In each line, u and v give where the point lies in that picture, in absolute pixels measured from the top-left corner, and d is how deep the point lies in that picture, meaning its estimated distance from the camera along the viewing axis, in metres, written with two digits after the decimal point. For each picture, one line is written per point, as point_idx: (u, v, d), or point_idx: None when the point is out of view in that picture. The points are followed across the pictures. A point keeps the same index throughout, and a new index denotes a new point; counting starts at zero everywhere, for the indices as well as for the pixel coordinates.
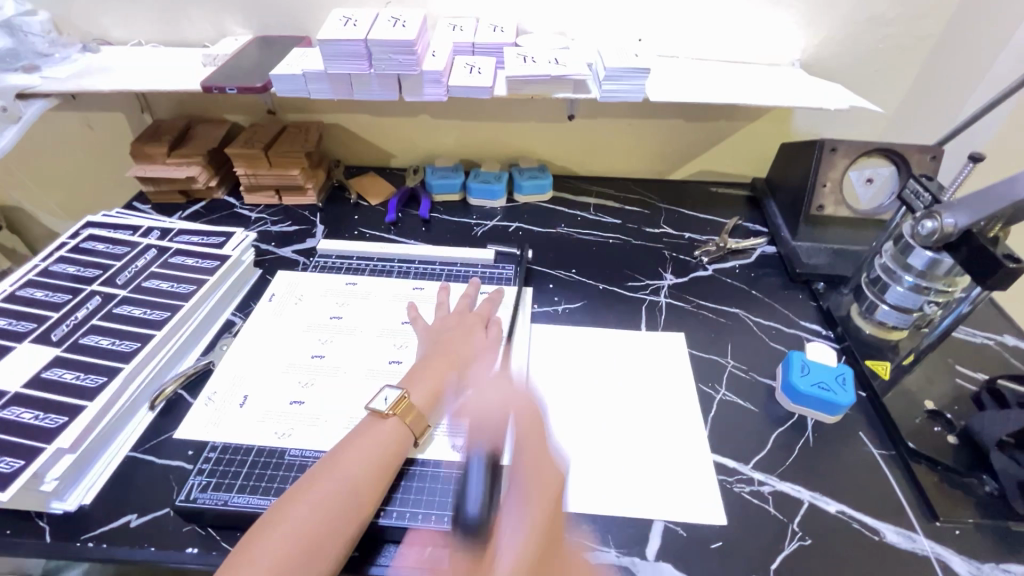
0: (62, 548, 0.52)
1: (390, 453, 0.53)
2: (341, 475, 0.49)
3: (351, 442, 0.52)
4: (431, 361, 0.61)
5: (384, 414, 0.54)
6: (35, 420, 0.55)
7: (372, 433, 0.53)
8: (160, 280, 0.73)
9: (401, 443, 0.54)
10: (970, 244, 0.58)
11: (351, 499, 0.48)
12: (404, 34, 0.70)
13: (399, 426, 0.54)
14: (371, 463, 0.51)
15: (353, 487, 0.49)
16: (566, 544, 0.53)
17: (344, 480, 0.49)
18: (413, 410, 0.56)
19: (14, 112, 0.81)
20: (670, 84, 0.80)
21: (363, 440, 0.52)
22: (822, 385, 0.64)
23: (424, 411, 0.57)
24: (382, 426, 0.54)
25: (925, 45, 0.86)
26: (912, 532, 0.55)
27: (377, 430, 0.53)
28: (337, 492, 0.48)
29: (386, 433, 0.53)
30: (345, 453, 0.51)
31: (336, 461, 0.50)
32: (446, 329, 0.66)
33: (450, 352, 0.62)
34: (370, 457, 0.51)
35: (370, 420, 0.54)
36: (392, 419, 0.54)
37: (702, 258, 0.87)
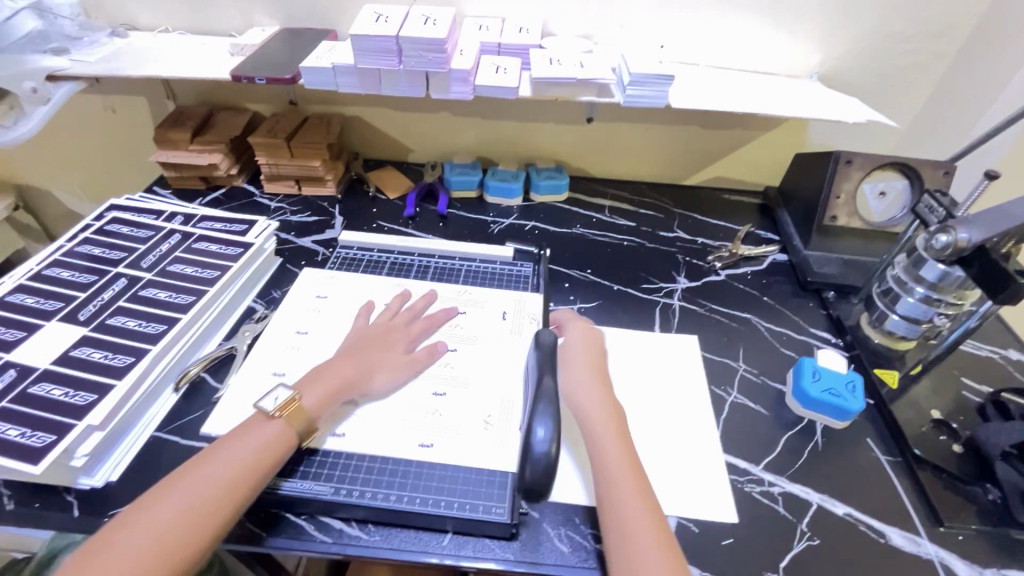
0: (90, 523, 0.53)
1: (267, 454, 0.52)
2: (211, 477, 0.49)
3: (231, 440, 0.52)
4: (331, 364, 0.60)
5: (269, 415, 0.54)
6: (65, 397, 0.57)
7: (250, 434, 0.53)
8: (184, 265, 0.74)
9: (285, 438, 0.54)
10: (982, 259, 0.59)
11: (219, 495, 0.48)
12: (435, 32, 0.71)
13: (285, 427, 0.54)
14: (243, 464, 0.50)
15: (223, 486, 0.49)
16: (582, 536, 0.54)
17: (206, 484, 0.48)
18: (305, 409, 0.56)
19: (44, 95, 0.82)
20: (691, 92, 0.82)
21: (243, 441, 0.52)
22: (832, 391, 0.65)
23: (322, 409, 0.57)
24: (266, 427, 0.54)
25: (941, 62, 0.88)
26: (915, 535, 0.56)
27: (262, 429, 0.53)
28: (203, 486, 0.48)
29: (266, 436, 0.53)
30: (227, 446, 0.52)
31: (216, 455, 0.51)
32: (365, 331, 0.67)
33: (357, 359, 0.62)
34: (252, 453, 0.51)
35: (255, 419, 0.54)
36: (277, 420, 0.54)
37: (715, 263, 0.89)
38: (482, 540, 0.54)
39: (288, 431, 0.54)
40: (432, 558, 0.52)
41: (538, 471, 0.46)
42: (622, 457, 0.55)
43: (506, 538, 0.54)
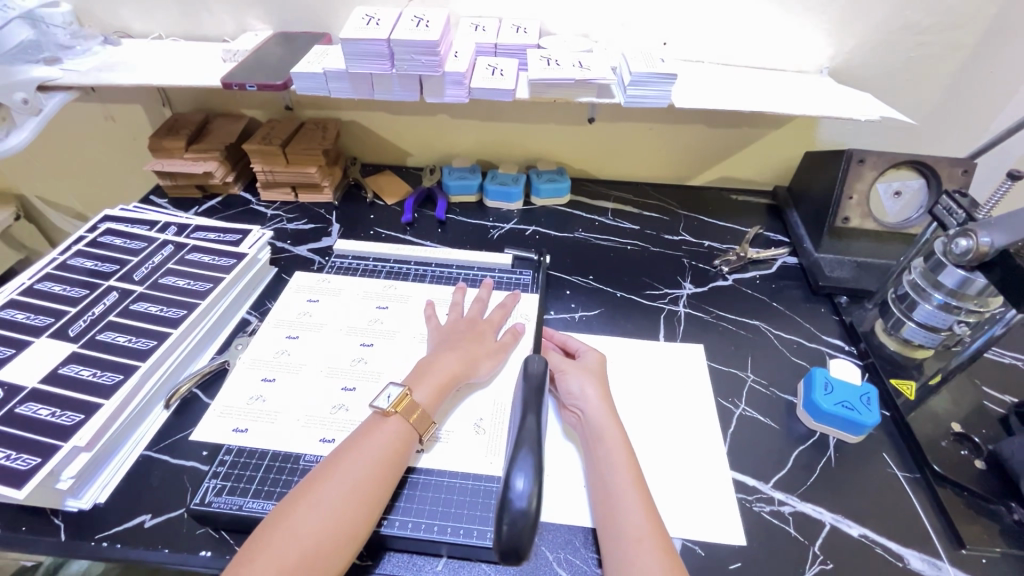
0: (77, 547, 0.52)
1: (394, 453, 0.52)
2: (345, 481, 0.49)
3: (357, 442, 0.52)
4: (437, 359, 0.61)
5: (386, 413, 0.55)
6: (51, 417, 0.55)
7: (375, 434, 0.53)
8: (176, 278, 0.72)
9: (409, 438, 0.54)
10: (1006, 264, 0.56)
11: (356, 500, 0.48)
12: (427, 34, 0.69)
13: (403, 423, 0.54)
14: (374, 466, 0.51)
15: (358, 490, 0.49)
16: (582, 561, 0.52)
17: (342, 488, 0.48)
18: (416, 408, 0.56)
19: (35, 105, 0.81)
20: (696, 90, 0.78)
21: (369, 442, 0.52)
22: (846, 404, 0.62)
23: (427, 409, 0.57)
24: (385, 425, 0.54)
25: (959, 54, 0.84)
26: (936, 559, 0.53)
27: (382, 428, 0.54)
28: (341, 490, 0.48)
29: (390, 434, 0.53)
30: (351, 451, 0.52)
31: (343, 460, 0.51)
32: (456, 326, 0.67)
33: (459, 352, 0.62)
34: (380, 457, 0.51)
35: (373, 419, 0.55)
36: (394, 417, 0.54)
37: (722, 267, 0.86)
38: (478, 565, 0.52)
39: (406, 434, 0.54)
40: None
41: (516, 529, 0.43)
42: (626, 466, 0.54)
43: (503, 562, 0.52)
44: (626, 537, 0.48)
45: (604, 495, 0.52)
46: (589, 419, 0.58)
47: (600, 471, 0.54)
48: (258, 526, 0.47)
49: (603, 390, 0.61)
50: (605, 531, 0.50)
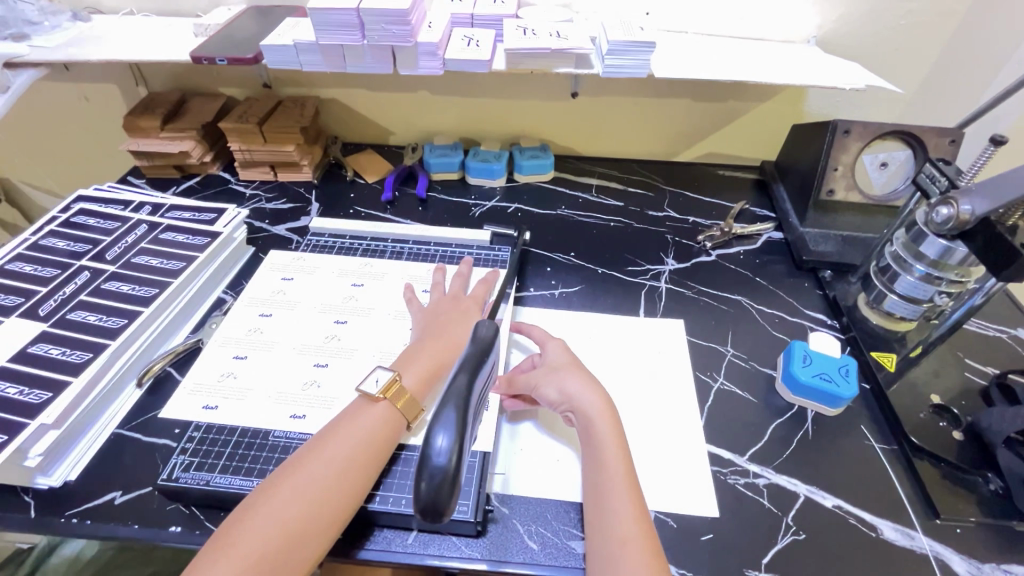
0: (46, 524, 0.52)
1: (380, 439, 0.51)
2: (328, 465, 0.48)
3: (342, 427, 0.51)
4: (426, 343, 0.60)
5: (374, 398, 0.53)
6: (19, 395, 0.55)
7: (361, 419, 0.52)
8: (149, 257, 0.71)
9: (396, 422, 0.53)
10: (987, 232, 0.55)
11: (338, 485, 0.47)
12: (398, 2, 0.67)
13: (391, 408, 0.53)
14: (357, 451, 0.50)
15: (342, 474, 0.48)
16: (553, 533, 0.52)
17: (325, 472, 0.47)
18: (405, 394, 0.54)
19: (1, 82, 0.79)
20: (677, 60, 0.76)
21: (354, 427, 0.51)
22: (824, 376, 0.62)
23: (417, 396, 0.55)
24: (372, 410, 0.53)
25: (949, 21, 0.81)
26: (909, 529, 0.53)
27: (368, 414, 0.52)
28: (325, 473, 0.48)
29: (376, 419, 0.52)
30: (334, 436, 0.50)
31: (326, 445, 0.50)
32: (443, 305, 0.65)
33: (444, 334, 0.61)
34: (365, 440, 0.51)
35: (360, 403, 0.53)
36: (383, 403, 0.53)
37: (705, 243, 0.84)
38: (449, 539, 0.51)
39: (393, 417, 0.53)
40: (397, 558, 0.50)
41: (435, 486, 0.38)
42: (617, 459, 0.51)
43: (474, 535, 0.51)
44: (612, 535, 0.46)
45: (592, 486, 0.50)
46: (580, 406, 0.55)
47: (588, 463, 0.52)
48: (236, 507, 0.46)
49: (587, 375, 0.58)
50: (590, 524, 0.48)
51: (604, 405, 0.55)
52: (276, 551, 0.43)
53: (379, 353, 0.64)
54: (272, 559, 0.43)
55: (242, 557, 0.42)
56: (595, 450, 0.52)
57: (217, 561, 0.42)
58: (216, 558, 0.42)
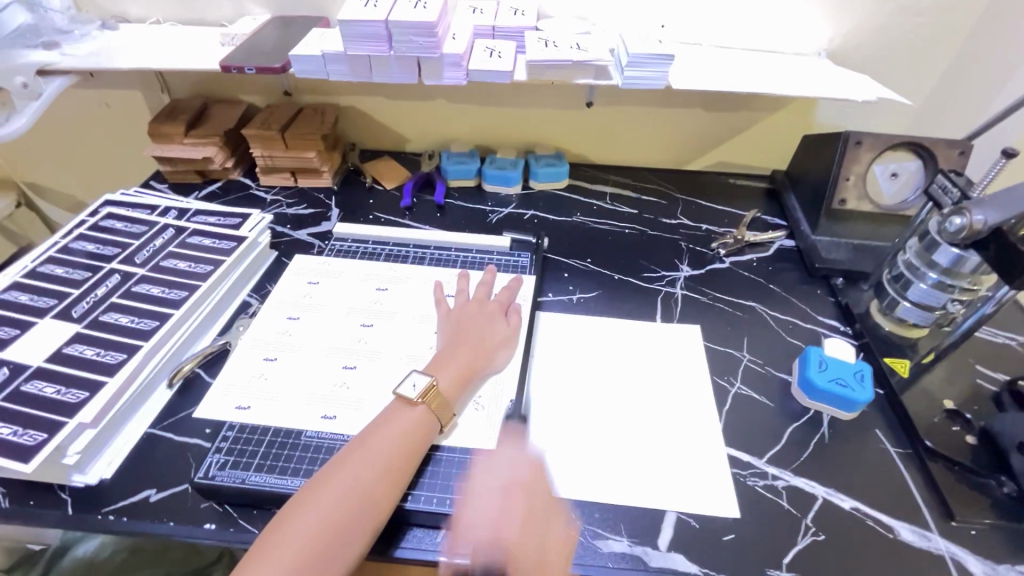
0: (84, 520, 0.53)
1: (416, 440, 0.53)
2: (367, 466, 0.50)
3: (380, 428, 0.53)
4: (455, 348, 0.61)
5: (411, 402, 0.55)
6: (57, 394, 0.56)
7: (399, 421, 0.54)
8: (177, 260, 0.73)
9: (431, 423, 0.55)
10: (999, 242, 0.56)
11: (377, 485, 0.49)
12: (425, 15, 0.69)
13: (427, 412, 0.55)
14: (395, 452, 0.52)
15: (381, 473, 0.50)
16: (578, 532, 0.53)
17: (365, 472, 0.49)
18: (440, 397, 0.56)
19: (35, 89, 0.82)
20: (694, 73, 0.78)
21: (391, 428, 0.53)
22: (839, 380, 0.63)
23: (450, 399, 0.57)
24: (409, 413, 0.54)
25: (956, 36, 0.84)
26: (926, 530, 0.54)
27: (404, 417, 0.54)
28: (363, 476, 0.49)
29: (412, 421, 0.54)
30: (374, 437, 0.52)
31: (365, 445, 0.51)
32: (469, 310, 0.67)
33: (471, 340, 0.63)
34: (401, 443, 0.52)
35: (397, 405, 0.55)
36: (420, 407, 0.55)
37: (719, 250, 0.86)
38: None
39: (428, 422, 0.55)
40: (427, 556, 0.51)
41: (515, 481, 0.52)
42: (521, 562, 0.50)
43: None
44: None
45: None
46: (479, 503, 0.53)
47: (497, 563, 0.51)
48: (282, 507, 0.48)
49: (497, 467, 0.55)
50: None
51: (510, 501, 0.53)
52: (319, 553, 0.45)
53: (404, 356, 0.65)
54: (318, 555, 0.44)
55: (291, 554, 0.44)
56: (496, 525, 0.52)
57: (268, 558, 0.44)
58: (266, 555, 0.44)
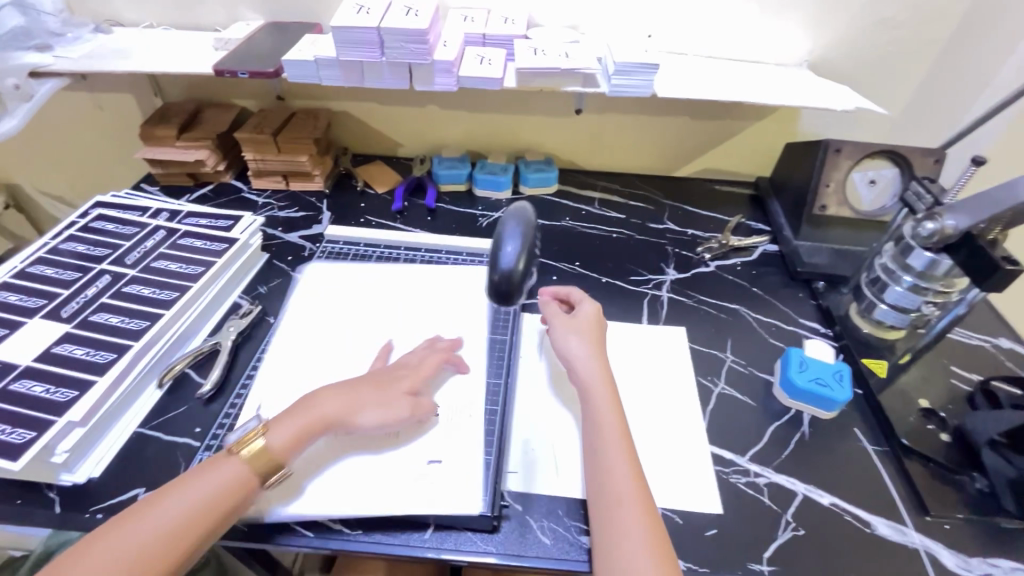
0: (72, 519, 0.53)
1: (230, 495, 0.49)
2: (160, 523, 0.46)
3: (192, 479, 0.49)
4: (312, 400, 0.56)
5: (233, 455, 0.51)
6: (46, 393, 0.57)
7: (215, 472, 0.50)
8: (169, 262, 0.73)
9: (249, 477, 0.51)
10: (969, 246, 0.58)
11: (166, 544, 0.46)
12: (416, 23, 0.70)
13: (243, 468, 0.51)
14: (202, 505, 0.48)
15: (176, 531, 0.46)
16: (565, 528, 0.54)
17: (153, 530, 0.46)
18: (264, 455, 0.52)
19: (26, 91, 0.83)
20: (680, 82, 0.81)
21: (204, 479, 0.49)
22: (819, 381, 0.65)
23: (279, 457, 0.52)
24: (226, 466, 0.51)
25: (932, 48, 0.87)
26: (902, 525, 0.56)
27: (222, 468, 0.50)
28: (148, 536, 0.45)
29: (228, 472, 0.50)
30: (182, 489, 0.49)
31: (169, 498, 0.48)
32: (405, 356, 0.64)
33: (342, 392, 0.57)
34: (210, 496, 0.48)
35: (219, 457, 0.51)
36: (238, 462, 0.51)
37: (704, 255, 0.88)
38: (464, 534, 0.53)
39: (250, 468, 0.51)
40: (414, 553, 0.52)
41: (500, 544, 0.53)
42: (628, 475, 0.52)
43: (489, 530, 0.54)
44: (608, 500, 0.50)
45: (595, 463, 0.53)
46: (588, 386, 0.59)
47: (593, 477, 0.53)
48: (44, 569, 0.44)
49: (598, 354, 0.62)
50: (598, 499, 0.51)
51: (604, 375, 0.60)
52: None
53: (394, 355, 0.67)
54: None
55: None
56: (596, 436, 0.55)
57: None
58: None
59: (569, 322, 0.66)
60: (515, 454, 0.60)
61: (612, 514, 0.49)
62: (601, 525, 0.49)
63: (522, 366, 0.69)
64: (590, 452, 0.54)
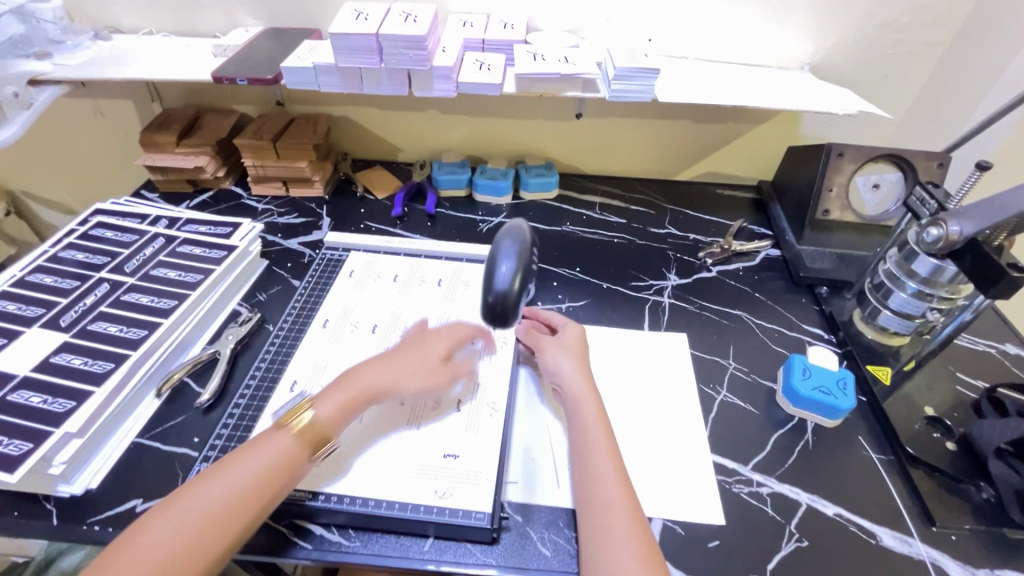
0: (69, 531, 0.53)
1: (295, 458, 0.52)
2: (234, 482, 0.48)
3: (257, 443, 0.52)
4: (358, 372, 0.59)
5: (283, 426, 0.53)
6: (43, 404, 0.56)
7: (278, 437, 0.52)
8: (168, 270, 0.73)
9: (305, 445, 0.53)
10: (974, 252, 0.58)
11: (242, 500, 0.48)
12: (415, 29, 0.70)
13: (293, 440, 0.52)
14: (271, 466, 0.50)
15: (250, 490, 0.48)
16: (565, 539, 0.53)
17: (229, 490, 0.48)
18: (314, 426, 0.53)
19: (26, 99, 0.82)
20: (680, 86, 0.80)
21: (269, 443, 0.52)
22: (823, 389, 0.64)
23: (328, 428, 0.54)
24: (286, 433, 0.53)
25: (935, 51, 0.86)
26: (907, 536, 0.55)
27: (283, 435, 0.53)
28: (224, 495, 0.48)
29: (292, 439, 0.52)
30: (249, 451, 0.51)
31: (238, 460, 0.50)
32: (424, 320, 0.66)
33: (385, 362, 0.60)
34: (277, 458, 0.51)
35: (277, 426, 0.54)
36: (289, 433, 0.53)
37: (706, 260, 0.87)
38: (464, 545, 0.53)
39: (304, 440, 0.53)
40: (414, 565, 0.52)
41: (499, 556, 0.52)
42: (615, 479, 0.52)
43: (489, 542, 0.53)
44: (597, 502, 0.51)
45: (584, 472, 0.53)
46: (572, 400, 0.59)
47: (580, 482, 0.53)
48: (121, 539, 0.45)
49: (580, 364, 0.64)
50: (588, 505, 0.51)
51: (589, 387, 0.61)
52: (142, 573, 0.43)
53: None
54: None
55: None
56: (583, 445, 0.55)
57: None
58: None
59: (557, 342, 0.66)
60: (515, 464, 0.59)
61: (600, 519, 0.49)
62: (591, 529, 0.49)
63: (521, 374, 0.69)
64: (578, 458, 0.55)
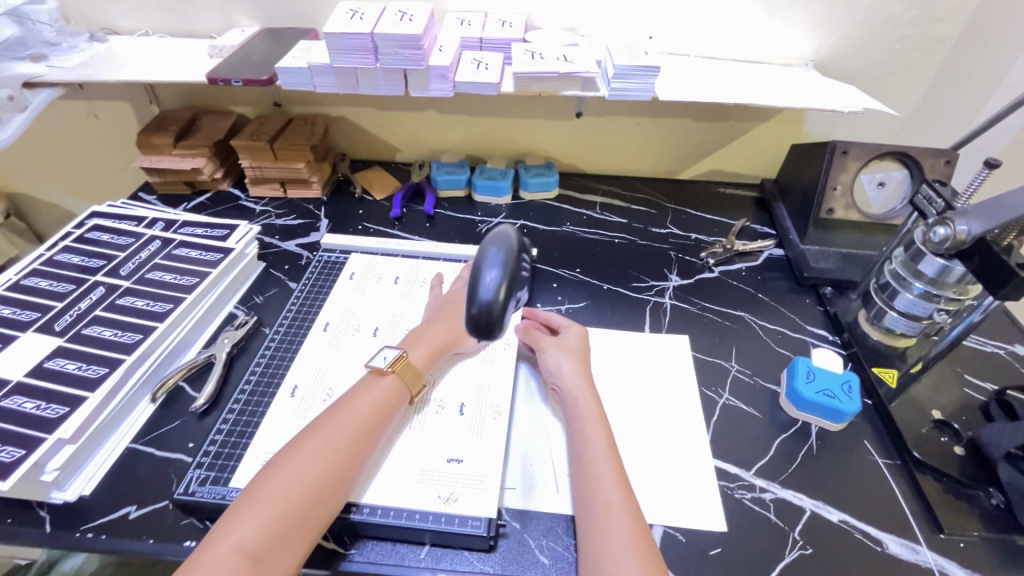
0: (61, 538, 0.52)
1: (391, 402, 0.56)
2: (345, 427, 0.52)
3: (355, 396, 0.56)
4: (431, 326, 0.65)
5: (383, 371, 0.58)
6: (36, 409, 0.56)
7: (373, 389, 0.57)
8: (163, 273, 0.73)
9: (401, 392, 0.58)
10: (983, 253, 0.56)
11: (355, 442, 0.52)
12: (410, 28, 0.69)
13: (397, 381, 0.58)
14: (373, 411, 0.55)
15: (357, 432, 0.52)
16: (564, 547, 0.52)
17: (343, 433, 0.52)
18: (411, 368, 0.59)
19: (21, 102, 0.81)
20: (681, 84, 0.79)
21: (367, 395, 0.56)
22: (827, 392, 0.63)
23: (421, 370, 0.60)
24: (381, 382, 0.57)
25: (942, 46, 0.84)
26: (914, 543, 0.54)
27: (378, 384, 0.57)
28: (337, 439, 0.51)
29: (385, 387, 0.57)
30: (350, 403, 0.55)
31: (340, 411, 0.54)
32: (456, 295, 0.70)
33: (451, 317, 0.66)
34: (375, 406, 0.55)
35: (370, 376, 0.58)
36: (390, 376, 0.58)
37: (708, 260, 0.86)
38: (460, 553, 0.52)
39: (402, 384, 0.58)
40: (409, 572, 0.51)
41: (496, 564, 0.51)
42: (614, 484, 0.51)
43: (486, 550, 0.52)
44: (596, 506, 0.50)
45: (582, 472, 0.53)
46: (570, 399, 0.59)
47: (579, 484, 0.52)
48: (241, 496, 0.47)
49: (579, 365, 0.63)
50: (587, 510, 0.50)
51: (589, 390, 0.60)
52: (284, 514, 0.45)
53: None
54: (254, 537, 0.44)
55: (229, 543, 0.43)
56: (581, 447, 0.55)
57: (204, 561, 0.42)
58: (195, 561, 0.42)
59: (558, 344, 0.66)
60: (514, 468, 0.58)
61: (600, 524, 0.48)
62: (590, 531, 0.48)
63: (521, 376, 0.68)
64: (576, 460, 0.54)
